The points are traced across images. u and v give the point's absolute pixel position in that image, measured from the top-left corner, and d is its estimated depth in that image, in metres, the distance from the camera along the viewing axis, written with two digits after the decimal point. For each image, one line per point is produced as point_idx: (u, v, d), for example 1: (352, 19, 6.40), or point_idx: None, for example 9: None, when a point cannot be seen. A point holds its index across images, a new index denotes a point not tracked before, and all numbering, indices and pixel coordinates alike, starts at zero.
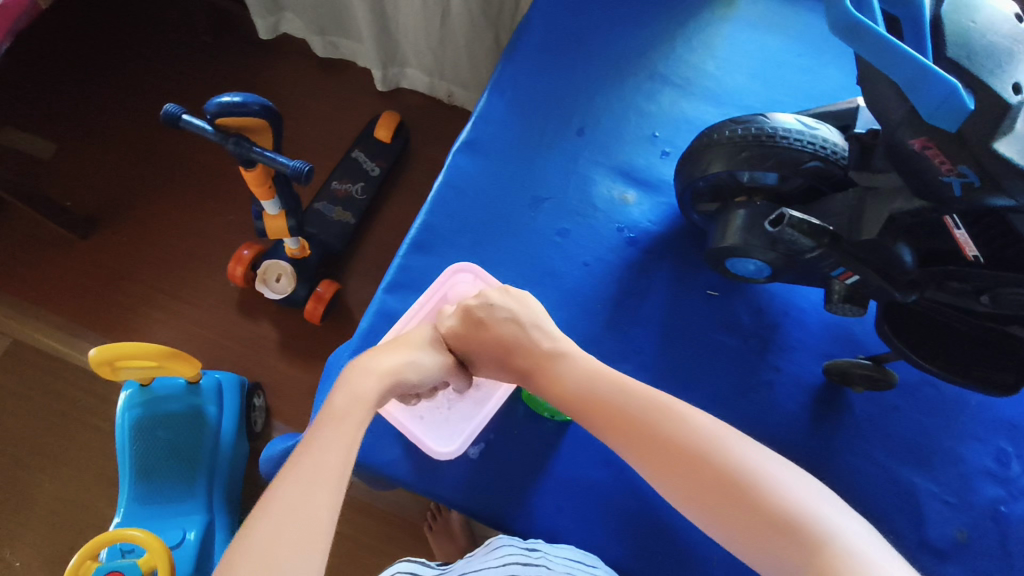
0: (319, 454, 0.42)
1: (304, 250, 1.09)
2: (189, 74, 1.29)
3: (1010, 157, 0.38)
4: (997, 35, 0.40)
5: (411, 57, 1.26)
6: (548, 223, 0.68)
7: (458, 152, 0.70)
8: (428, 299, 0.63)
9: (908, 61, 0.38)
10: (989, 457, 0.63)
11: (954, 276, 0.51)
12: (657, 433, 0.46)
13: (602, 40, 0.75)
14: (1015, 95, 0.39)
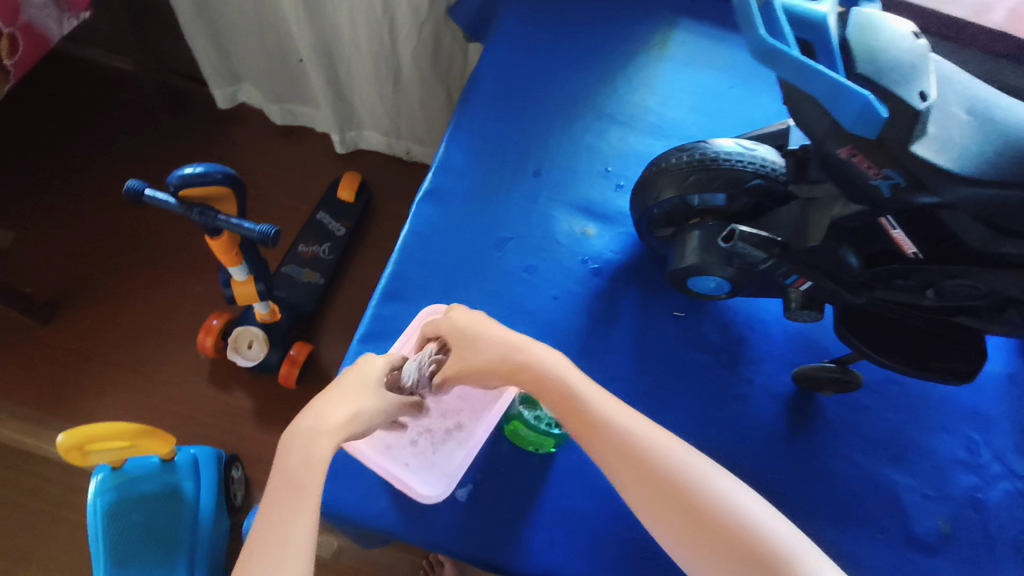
0: (293, 525, 0.43)
1: (275, 314, 1.08)
2: (148, 153, 1.31)
3: (927, 157, 0.42)
4: (905, 49, 0.43)
5: (367, 120, 1.30)
6: (515, 262, 0.69)
7: (422, 202, 0.72)
8: (405, 340, 0.63)
9: (824, 79, 0.42)
10: (958, 447, 0.66)
11: (898, 274, 0.54)
12: (655, 465, 0.47)
13: (549, 87, 0.80)
14: (922, 101, 0.42)
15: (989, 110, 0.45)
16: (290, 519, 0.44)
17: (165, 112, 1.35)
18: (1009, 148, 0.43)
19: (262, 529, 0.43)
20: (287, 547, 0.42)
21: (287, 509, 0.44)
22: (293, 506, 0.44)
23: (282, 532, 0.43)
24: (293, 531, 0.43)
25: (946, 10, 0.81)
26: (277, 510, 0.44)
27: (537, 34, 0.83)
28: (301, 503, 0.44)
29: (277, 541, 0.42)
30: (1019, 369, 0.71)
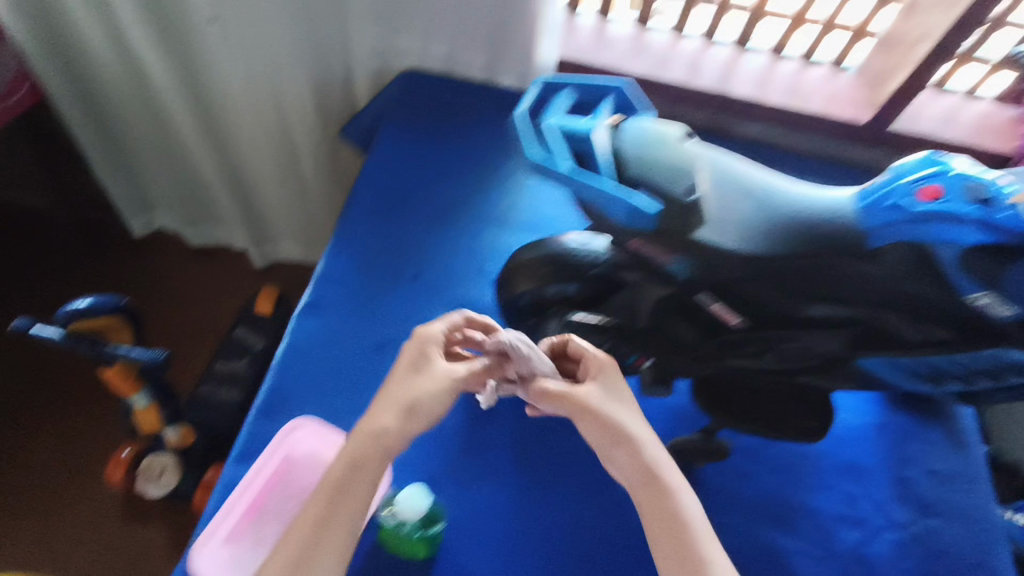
0: (343, 513, 0.48)
1: (188, 438, 1.05)
2: (59, 285, 1.30)
3: (708, 239, 0.50)
4: (669, 151, 0.51)
5: (281, 233, 1.33)
6: (395, 365, 0.71)
7: (301, 315, 0.73)
8: (269, 456, 0.61)
9: (597, 189, 0.46)
10: (840, 503, 0.67)
11: (733, 341, 0.58)
12: (666, 500, 0.49)
13: (423, 197, 0.85)
14: (689, 194, 0.49)
15: (765, 195, 0.52)
16: (347, 500, 0.48)
17: (77, 242, 1.36)
18: (773, 224, 0.51)
19: (320, 506, 0.48)
20: (329, 533, 0.47)
21: (349, 487, 0.48)
22: (351, 488, 0.48)
23: (330, 518, 0.47)
24: (342, 516, 0.48)
25: (768, 102, 0.93)
26: (336, 492, 0.48)
27: (412, 149, 0.90)
28: (357, 490, 0.49)
29: (327, 523, 0.47)
30: (888, 419, 0.74)
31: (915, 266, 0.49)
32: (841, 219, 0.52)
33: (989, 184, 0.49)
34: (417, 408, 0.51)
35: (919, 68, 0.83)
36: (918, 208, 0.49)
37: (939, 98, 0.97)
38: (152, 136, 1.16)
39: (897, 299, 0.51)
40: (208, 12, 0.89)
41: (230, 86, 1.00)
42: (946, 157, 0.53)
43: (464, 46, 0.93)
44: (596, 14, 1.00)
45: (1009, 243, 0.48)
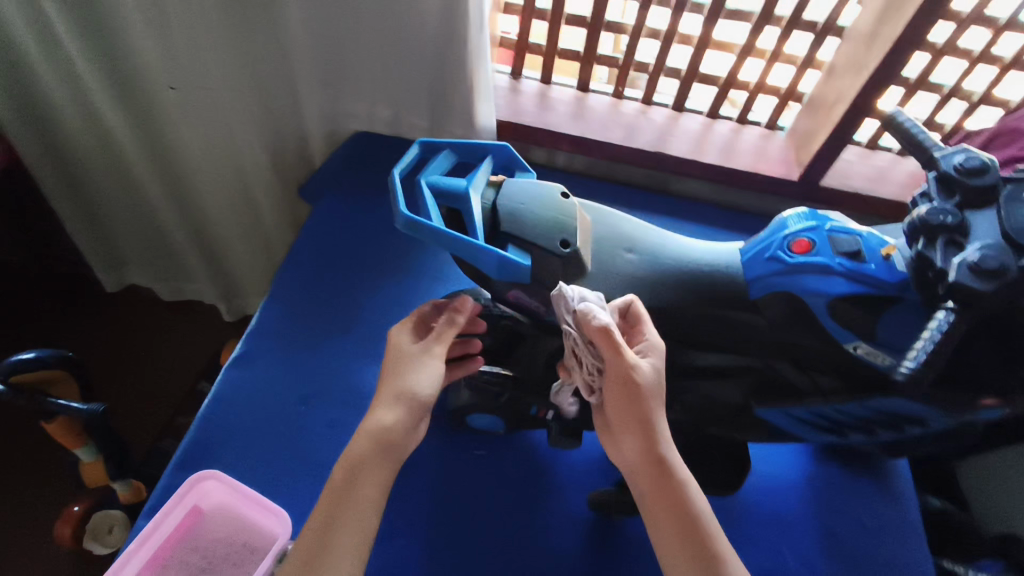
0: (351, 515, 0.46)
1: (139, 493, 1.00)
2: (10, 333, 1.26)
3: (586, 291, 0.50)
4: (544, 207, 0.51)
5: (250, 288, 1.28)
6: (318, 418, 0.72)
7: (229, 368, 0.74)
8: (176, 502, 0.60)
9: (464, 243, 0.47)
10: (765, 557, 0.66)
11: None
12: (685, 499, 0.44)
13: (364, 252, 0.88)
14: (565, 248, 0.49)
15: (649, 247, 0.55)
16: (355, 499, 0.47)
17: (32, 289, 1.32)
18: (653, 276, 0.53)
19: (323, 507, 0.47)
20: (341, 537, 0.46)
21: (355, 484, 0.47)
22: (357, 484, 0.47)
23: (341, 517, 0.46)
24: (351, 515, 0.46)
25: (704, 159, 0.97)
26: (335, 494, 0.47)
27: (359, 207, 0.94)
28: (366, 485, 0.47)
29: (330, 526, 0.46)
30: (817, 473, 0.73)
31: (793, 315, 0.51)
32: (724, 271, 0.54)
33: (860, 237, 0.51)
34: (404, 396, 0.50)
35: (837, 127, 0.87)
36: (790, 259, 0.50)
37: (870, 157, 1.01)
38: (120, 194, 1.15)
39: (784, 348, 0.52)
40: (170, 79, 0.92)
41: (192, 144, 1.01)
42: (828, 213, 0.55)
43: (409, 108, 0.99)
44: (538, 79, 1.06)
45: (879, 293, 0.49)
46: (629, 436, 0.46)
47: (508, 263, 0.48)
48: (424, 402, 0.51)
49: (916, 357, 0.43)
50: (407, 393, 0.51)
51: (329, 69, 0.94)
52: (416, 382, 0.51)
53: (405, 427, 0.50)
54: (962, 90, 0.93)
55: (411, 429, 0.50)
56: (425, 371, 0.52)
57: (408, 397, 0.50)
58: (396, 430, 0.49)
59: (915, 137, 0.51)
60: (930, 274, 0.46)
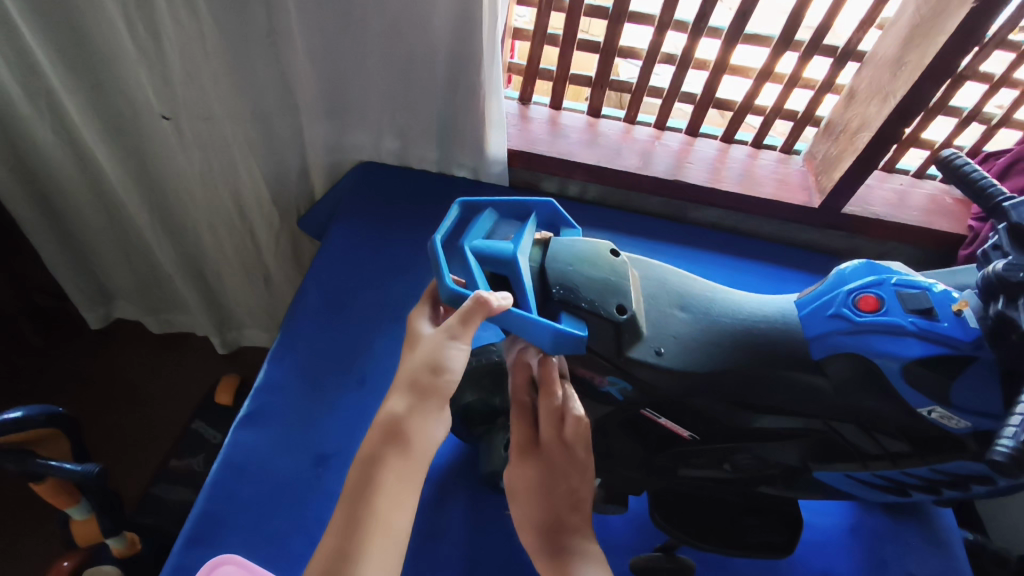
0: (373, 518, 0.45)
1: (134, 547, 0.92)
2: None
3: (641, 357, 0.48)
4: (596, 271, 0.49)
5: (246, 318, 1.21)
6: (336, 480, 0.67)
7: (238, 428, 0.69)
8: None
9: (514, 314, 0.46)
10: None
11: (690, 455, 0.55)
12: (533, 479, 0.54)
13: (374, 294, 0.84)
14: (620, 314, 0.47)
15: (702, 304, 0.52)
16: (375, 498, 0.46)
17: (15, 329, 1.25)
18: (711, 339, 0.50)
19: (343, 510, 0.46)
20: (366, 538, 0.45)
21: (373, 482, 0.47)
22: (376, 486, 0.46)
23: (363, 520, 0.45)
24: (373, 516, 0.45)
25: (722, 186, 0.94)
26: (356, 492, 0.46)
27: (366, 242, 0.89)
28: (389, 487, 0.47)
29: (354, 528, 0.45)
30: (860, 520, 0.69)
31: (862, 376, 0.48)
32: (784, 327, 0.51)
33: (929, 292, 0.48)
34: (418, 381, 0.50)
35: (863, 154, 0.84)
36: (857, 318, 0.48)
37: (887, 180, 0.99)
38: (108, 228, 1.09)
39: (852, 410, 0.49)
40: (163, 109, 0.88)
41: (187, 175, 0.97)
42: (886, 264, 0.53)
43: (416, 138, 0.95)
44: (547, 105, 1.03)
45: (955, 354, 0.46)
46: (525, 514, 0.55)
47: (563, 335, 0.46)
48: (443, 390, 0.50)
49: (1014, 436, 0.38)
50: (425, 377, 0.50)
51: (332, 101, 0.89)
52: (435, 367, 0.50)
53: (418, 416, 0.49)
54: (982, 114, 0.91)
55: (426, 416, 0.50)
56: (447, 356, 0.50)
57: (424, 381, 0.50)
58: (407, 418, 0.49)
59: (979, 184, 0.50)
60: (1012, 336, 0.44)
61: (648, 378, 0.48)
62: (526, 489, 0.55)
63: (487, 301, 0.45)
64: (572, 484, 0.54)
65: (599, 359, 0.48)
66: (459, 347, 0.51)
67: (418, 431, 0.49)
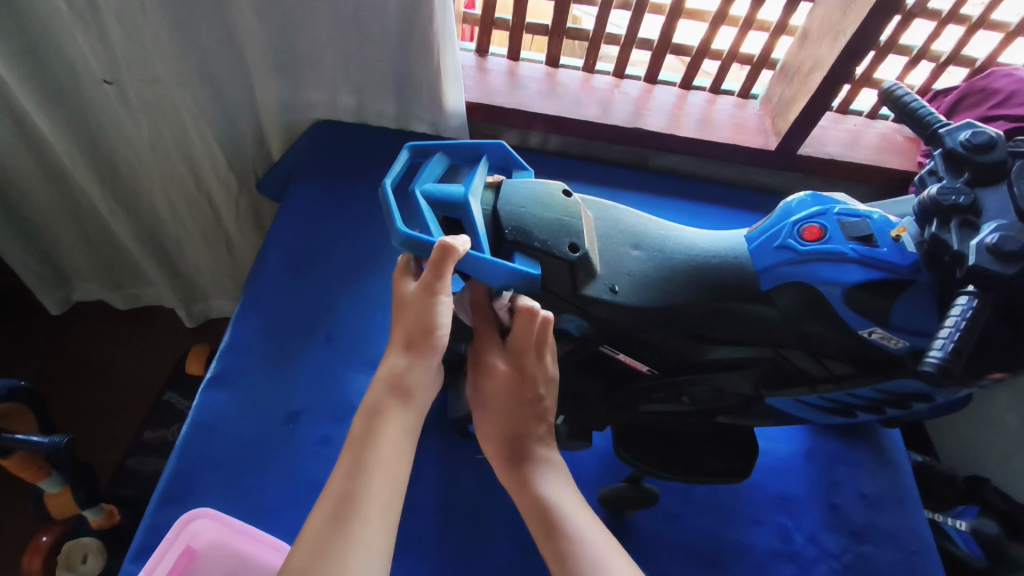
0: (380, 463, 0.47)
1: (112, 518, 0.91)
2: None
3: (596, 294, 0.49)
4: (548, 212, 0.50)
5: (212, 288, 1.19)
6: (309, 434, 0.68)
7: (206, 390, 0.69)
8: (172, 539, 0.57)
9: (468, 257, 0.46)
10: (774, 536, 0.66)
11: (653, 390, 0.56)
12: (498, 400, 0.53)
13: (337, 252, 0.83)
14: (573, 252, 0.48)
15: (654, 242, 0.53)
16: (380, 446, 0.48)
17: None
18: (665, 274, 0.52)
19: (348, 456, 0.47)
20: (370, 484, 0.46)
21: (374, 435, 0.48)
22: (378, 437, 0.48)
23: (368, 464, 0.47)
24: (377, 465, 0.47)
25: (680, 132, 0.94)
26: (359, 442, 0.48)
27: (327, 201, 0.88)
28: (385, 434, 0.48)
29: (358, 471, 0.46)
30: (815, 445, 0.73)
31: (807, 306, 0.50)
32: (734, 262, 0.52)
33: (869, 220, 0.50)
34: (415, 341, 0.51)
35: (816, 95, 0.85)
36: (803, 248, 0.50)
37: (842, 121, 1.01)
38: (57, 206, 1.04)
39: (799, 336, 0.51)
40: (104, 74, 0.84)
41: (136, 143, 0.94)
42: (830, 195, 0.54)
43: (372, 95, 0.93)
44: (505, 56, 1.01)
45: (894, 278, 0.48)
46: (495, 424, 0.53)
47: (517, 275, 0.47)
48: (438, 342, 0.51)
49: (942, 347, 0.40)
50: (418, 337, 0.51)
51: (281, 57, 0.87)
52: (426, 326, 0.51)
53: (417, 371, 0.51)
54: (931, 52, 0.92)
55: (426, 370, 0.51)
56: (436, 312, 0.50)
57: (419, 341, 0.51)
58: (408, 372, 0.51)
59: (917, 113, 0.51)
60: (947, 256, 0.45)
61: (605, 316, 0.50)
62: (493, 398, 0.53)
63: (451, 248, 0.45)
64: (539, 391, 0.52)
65: (557, 298, 0.50)
66: (444, 300, 0.51)
67: (419, 386, 0.51)
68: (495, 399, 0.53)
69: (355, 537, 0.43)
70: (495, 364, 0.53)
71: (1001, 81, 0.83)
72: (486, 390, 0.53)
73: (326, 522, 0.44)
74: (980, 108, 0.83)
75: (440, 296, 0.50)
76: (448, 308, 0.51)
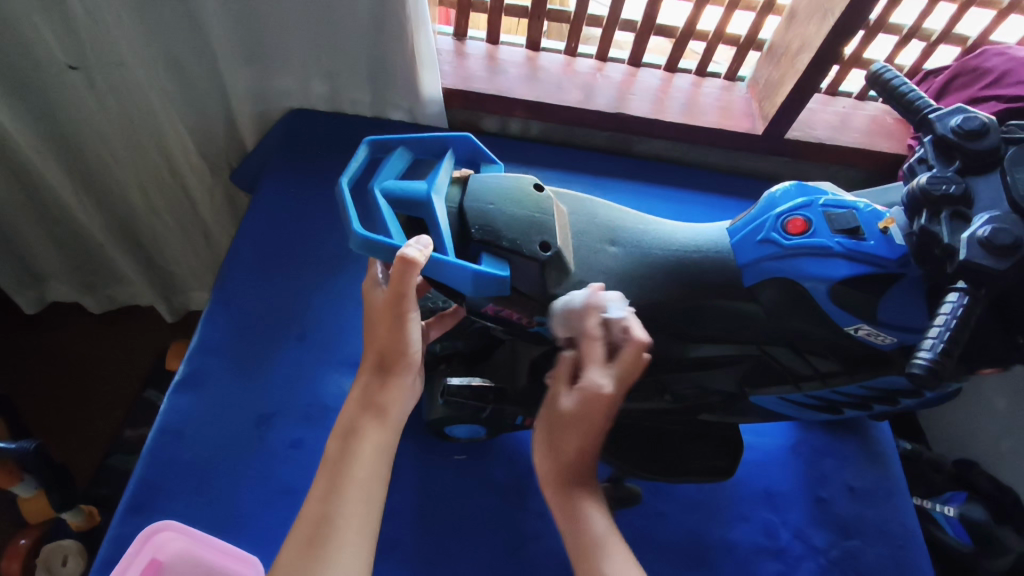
0: (353, 485, 0.45)
1: (93, 519, 0.88)
2: None
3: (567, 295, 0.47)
4: (517, 208, 0.47)
5: (191, 283, 1.15)
6: (280, 438, 0.66)
7: (173, 394, 0.67)
8: (136, 551, 0.56)
9: (431, 259, 0.44)
10: (760, 533, 0.65)
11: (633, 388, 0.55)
12: (586, 417, 0.45)
13: (310, 247, 0.80)
14: (544, 251, 0.46)
15: (633, 237, 0.51)
16: (353, 468, 0.46)
17: None
18: (643, 271, 0.49)
19: (324, 479, 0.45)
20: (342, 501, 0.44)
21: (350, 454, 0.46)
22: (353, 455, 0.46)
23: (343, 485, 0.45)
24: (352, 483, 0.45)
25: (665, 117, 0.91)
26: (335, 464, 0.46)
27: (300, 193, 0.85)
28: (360, 452, 0.46)
29: (334, 493, 0.44)
30: (801, 438, 0.72)
31: (791, 302, 0.48)
32: (715, 256, 0.50)
33: (856, 211, 0.48)
34: (388, 359, 0.49)
35: (803, 77, 0.82)
36: (787, 242, 0.47)
37: (831, 103, 0.98)
38: (24, 204, 0.98)
39: (783, 334, 0.49)
40: (69, 58, 0.79)
41: (104, 132, 0.89)
42: (816, 185, 0.52)
43: (346, 82, 0.89)
44: (484, 40, 0.97)
45: (881, 272, 0.46)
46: (564, 442, 0.47)
47: (482, 276, 0.44)
48: (411, 360, 0.50)
49: (931, 348, 0.39)
50: (390, 355, 0.49)
51: (249, 43, 0.83)
52: (398, 344, 0.49)
53: (391, 389, 0.49)
54: (922, 30, 0.90)
55: (400, 388, 0.50)
56: (407, 332, 0.49)
57: (392, 359, 0.49)
58: (381, 391, 0.49)
59: (906, 98, 0.49)
60: (935, 251, 0.43)
61: None
62: (570, 419, 0.46)
63: (413, 258, 0.42)
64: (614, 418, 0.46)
65: (527, 299, 0.47)
66: (412, 315, 0.49)
67: (394, 403, 0.49)
68: (592, 418, 0.45)
69: (331, 560, 0.42)
70: (602, 382, 0.45)
71: (993, 60, 0.81)
72: (574, 402, 0.46)
73: (302, 546, 0.42)
74: (971, 89, 0.80)
75: (408, 309, 0.48)
76: (415, 323, 0.50)
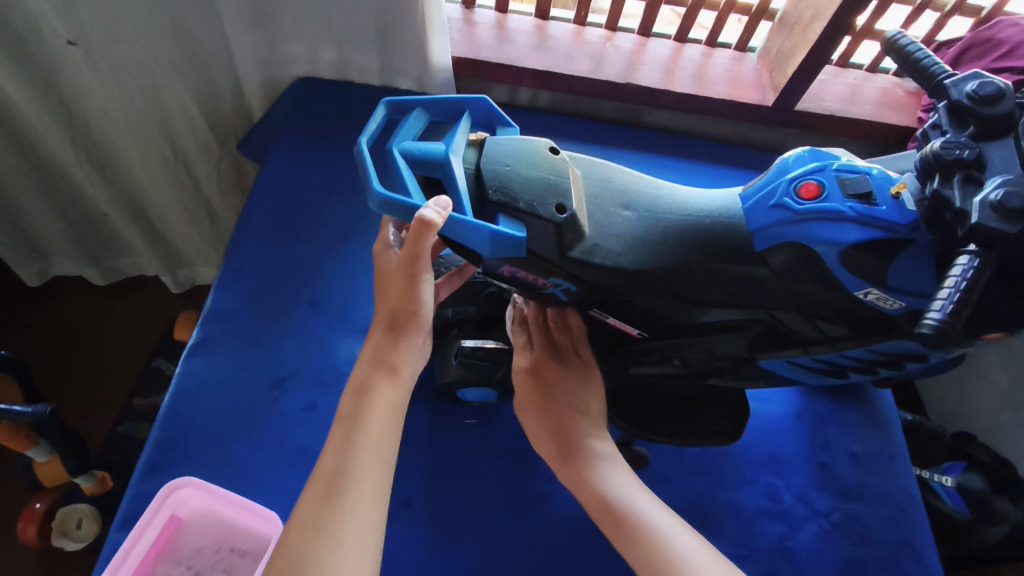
0: (368, 438, 0.46)
1: (106, 484, 0.87)
2: None
3: (581, 257, 0.47)
4: (533, 170, 0.48)
5: (196, 257, 1.14)
6: (294, 401, 0.67)
7: (187, 358, 0.68)
8: (159, 504, 0.57)
9: (449, 219, 0.45)
10: (763, 496, 0.66)
11: (642, 352, 0.57)
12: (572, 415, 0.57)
13: (319, 216, 0.80)
14: (560, 214, 0.46)
15: (646, 203, 0.51)
16: (368, 422, 0.47)
17: None
18: (657, 235, 0.50)
19: (338, 433, 0.47)
20: (358, 456, 0.45)
21: (364, 410, 0.47)
22: (366, 411, 0.47)
23: (358, 439, 0.46)
24: (366, 438, 0.46)
25: (674, 87, 0.91)
26: (348, 420, 0.47)
27: (309, 161, 0.85)
28: (375, 408, 0.47)
29: (350, 446, 0.46)
30: (806, 405, 0.73)
31: (801, 265, 0.49)
32: (727, 221, 0.50)
33: (869, 176, 0.48)
34: (399, 320, 0.50)
35: (815, 48, 0.81)
36: (799, 206, 0.48)
37: (841, 75, 0.98)
38: (28, 177, 0.98)
39: (792, 298, 0.50)
40: (67, 34, 0.78)
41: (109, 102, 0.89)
42: (829, 151, 0.52)
43: (355, 49, 0.89)
44: (493, 8, 0.96)
45: (891, 237, 0.47)
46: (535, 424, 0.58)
47: (500, 237, 0.45)
48: (422, 320, 0.51)
49: (941, 309, 0.39)
50: (403, 316, 0.50)
51: (257, 9, 0.82)
52: (410, 304, 0.49)
53: (403, 348, 0.50)
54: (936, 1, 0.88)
55: (412, 348, 0.51)
56: (420, 292, 0.50)
57: (404, 320, 0.50)
58: (392, 349, 0.50)
59: (921, 63, 0.49)
60: (947, 215, 0.44)
61: (587, 277, 0.49)
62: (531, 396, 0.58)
63: (427, 220, 0.43)
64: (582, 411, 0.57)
65: (541, 261, 0.48)
66: (425, 278, 0.50)
67: (405, 360, 0.50)
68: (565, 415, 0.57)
69: (348, 513, 0.43)
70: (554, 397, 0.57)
71: (1007, 31, 0.80)
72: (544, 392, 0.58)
73: (318, 499, 0.43)
74: (983, 60, 0.80)
75: (421, 271, 0.49)
76: (428, 287, 0.50)
